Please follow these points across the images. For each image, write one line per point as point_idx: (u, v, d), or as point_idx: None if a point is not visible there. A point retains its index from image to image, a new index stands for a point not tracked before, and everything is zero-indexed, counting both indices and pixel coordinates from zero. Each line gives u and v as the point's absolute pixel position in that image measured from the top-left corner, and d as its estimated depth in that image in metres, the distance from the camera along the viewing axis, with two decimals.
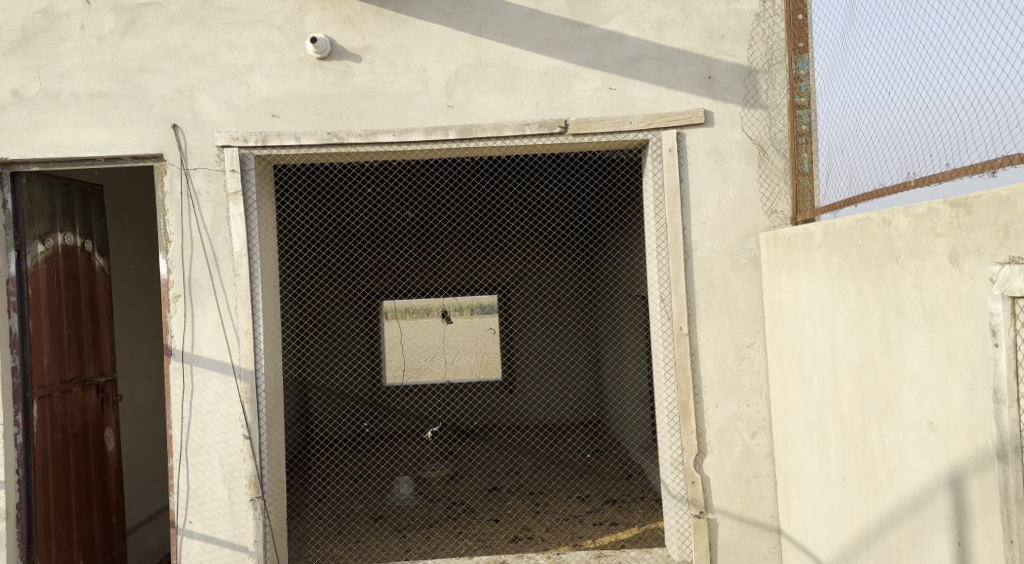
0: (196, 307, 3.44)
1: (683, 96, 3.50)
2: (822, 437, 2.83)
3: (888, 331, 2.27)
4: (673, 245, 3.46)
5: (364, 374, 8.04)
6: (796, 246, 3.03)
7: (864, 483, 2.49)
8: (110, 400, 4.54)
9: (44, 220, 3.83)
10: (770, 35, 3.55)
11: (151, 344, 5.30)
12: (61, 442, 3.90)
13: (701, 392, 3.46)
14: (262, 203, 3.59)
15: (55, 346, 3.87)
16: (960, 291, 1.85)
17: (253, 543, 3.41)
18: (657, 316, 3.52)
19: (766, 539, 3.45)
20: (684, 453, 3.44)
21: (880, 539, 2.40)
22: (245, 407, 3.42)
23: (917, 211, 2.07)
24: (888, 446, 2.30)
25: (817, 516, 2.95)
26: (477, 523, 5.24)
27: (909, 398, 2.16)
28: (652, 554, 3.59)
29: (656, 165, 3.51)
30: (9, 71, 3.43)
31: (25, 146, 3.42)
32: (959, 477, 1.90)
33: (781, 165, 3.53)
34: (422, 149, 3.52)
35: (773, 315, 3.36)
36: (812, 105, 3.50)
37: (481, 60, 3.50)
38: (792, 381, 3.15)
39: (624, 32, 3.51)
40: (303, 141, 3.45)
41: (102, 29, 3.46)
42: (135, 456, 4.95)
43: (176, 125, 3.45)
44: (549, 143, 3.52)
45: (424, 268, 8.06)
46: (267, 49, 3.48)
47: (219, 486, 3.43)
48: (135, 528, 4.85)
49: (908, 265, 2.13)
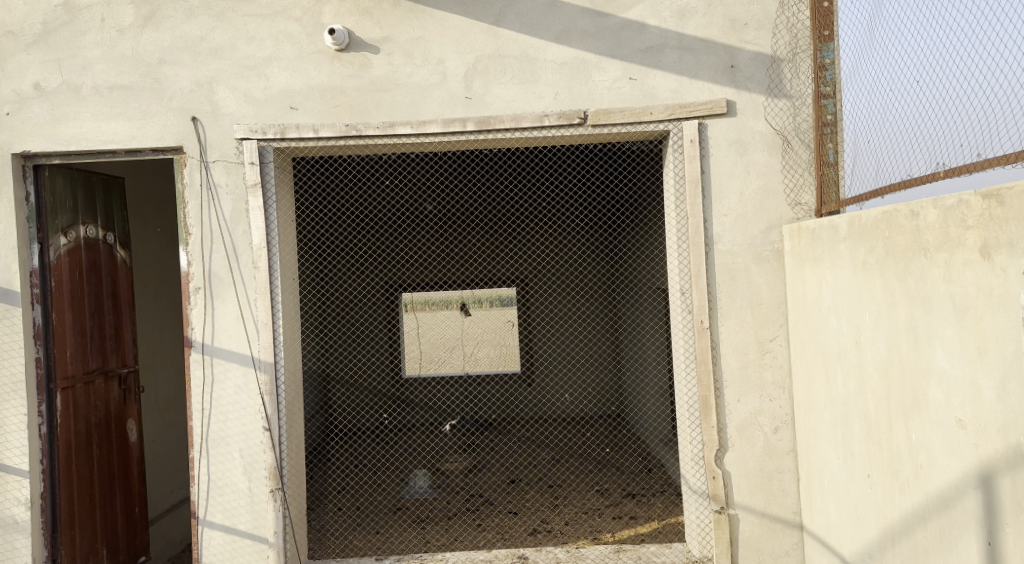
0: (216, 300, 3.46)
1: (704, 86, 3.44)
2: (846, 433, 2.78)
3: (915, 325, 2.21)
4: (694, 238, 3.41)
5: (383, 366, 8.08)
6: (820, 238, 2.97)
7: (889, 481, 2.44)
8: (131, 391, 4.58)
9: (66, 213, 3.87)
10: (794, 24, 3.48)
11: (172, 336, 5.35)
12: (83, 431, 3.94)
13: (722, 386, 3.42)
14: (281, 195, 3.59)
15: (77, 337, 3.92)
16: (992, 285, 1.80)
17: (273, 534, 3.43)
18: (677, 309, 3.47)
19: (788, 535, 3.41)
20: (704, 448, 3.40)
21: (905, 536, 2.35)
22: (265, 399, 3.43)
23: (948, 202, 2.02)
24: (915, 442, 2.25)
25: (840, 513, 2.90)
26: (496, 516, 5.23)
27: (937, 395, 2.11)
28: (672, 550, 3.58)
29: (676, 156, 3.45)
30: (31, 64, 3.46)
31: (47, 138, 3.44)
32: (990, 476, 1.85)
33: (805, 156, 3.46)
34: (439, 141, 3.50)
35: (797, 308, 3.30)
36: (839, 95, 3.43)
37: (499, 50, 3.47)
38: (816, 375, 3.10)
39: (645, 21, 3.45)
40: (321, 133, 3.44)
41: (122, 22, 3.47)
42: (158, 447, 5.02)
43: (195, 117, 3.45)
44: (568, 134, 3.48)
45: (443, 260, 7.99)
46: (285, 41, 3.47)
47: (239, 477, 3.45)
48: (158, 517, 4.93)
49: (936, 259, 2.08)
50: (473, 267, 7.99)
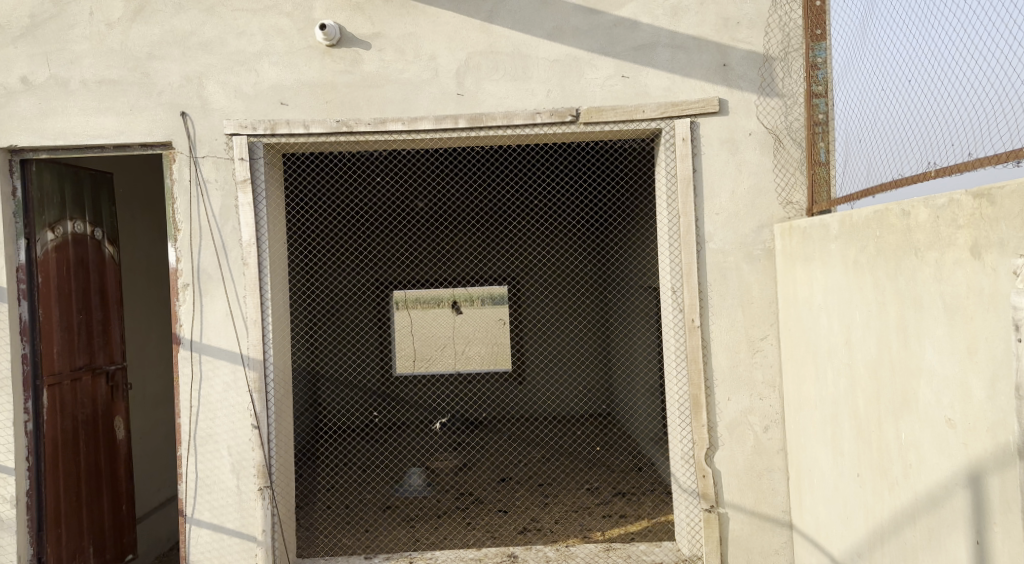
0: (205, 296, 3.43)
1: (695, 84, 3.43)
2: (836, 431, 2.79)
3: (905, 325, 2.22)
4: (685, 236, 3.41)
5: (373, 364, 8.06)
6: (811, 237, 2.97)
7: (879, 480, 2.44)
8: (120, 388, 4.55)
9: (54, 208, 3.83)
10: (787, 23, 3.47)
11: (161, 331, 5.32)
12: (71, 429, 3.91)
13: (712, 385, 3.41)
14: (271, 191, 3.57)
15: (64, 333, 3.88)
16: (982, 285, 1.80)
17: (261, 533, 3.40)
18: (669, 308, 3.47)
19: (777, 534, 3.41)
20: (695, 446, 3.40)
21: (894, 535, 2.36)
22: (254, 396, 3.41)
23: (938, 202, 2.02)
24: (904, 442, 2.25)
25: (830, 512, 2.91)
26: (485, 515, 5.21)
27: (927, 393, 2.10)
28: (662, 548, 3.58)
29: (668, 154, 3.45)
30: (18, 57, 3.42)
31: (34, 133, 3.40)
32: (979, 474, 1.85)
33: (797, 156, 3.47)
34: (431, 138, 3.48)
35: (788, 308, 3.30)
36: (830, 94, 3.45)
37: (491, 47, 3.45)
38: (806, 374, 3.10)
39: (637, 18, 3.44)
40: (312, 130, 3.42)
41: (111, 15, 3.44)
42: (146, 444, 4.99)
43: (184, 113, 3.43)
44: (560, 132, 3.48)
45: (436, 258, 8.00)
46: (275, 35, 3.45)
47: (227, 475, 3.43)
48: (145, 516, 4.88)
49: (927, 258, 2.08)
50: (465, 265, 7.98)
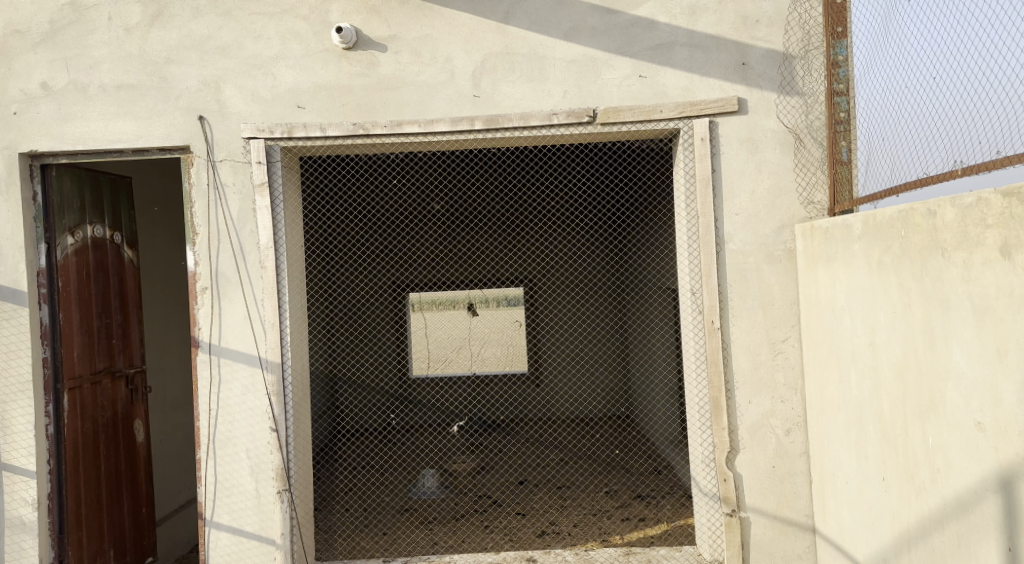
0: (223, 300, 3.44)
1: (714, 84, 3.40)
2: (860, 434, 2.74)
3: (932, 327, 2.17)
4: (705, 237, 3.37)
5: (389, 366, 8.08)
6: (833, 237, 2.93)
7: (905, 484, 2.40)
8: (139, 391, 4.58)
9: (73, 213, 3.85)
10: (807, 20, 3.43)
11: (179, 334, 5.33)
12: (91, 432, 3.93)
13: (733, 387, 3.37)
14: (288, 195, 3.58)
15: (84, 338, 3.90)
16: (1012, 285, 1.75)
17: (279, 536, 3.41)
18: (687, 309, 3.44)
19: (800, 538, 3.36)
20: (715, 450, 3.36)
21: (922, 540, 2.31)
22: (271, 399, 3.41)
23: (966, 200, 1.98)
24: (932, 445, 2.21)
25: (854, 516, 2.86)
26: (503, 517, 5.20)
27: (955, 397, 2.06)
28: (682, 552, 3.53)
29: (687, 154, 3.41)
30: (38, 63, 3.44)
31: (54, 138, 3.43)
32: (1011, 478, 1.80)
33: (818, 155, 3.42)
34: (447, 140, 3.47)
35: (809, 308, 3.25)
36: (852, 93, 3.38)
37: (508, 48, 3.44)
38: (828, 376, 3.06)
39: (655, 18, 3.41)
40: (329, 132, 3.42)
41: (129, 20, 3.46)
42: (165, 448, 5.00)
43: (202, 117, 3.44)
44: (577, 132, 3.46)
45: (451, 260, 7.98)
46: (292, 39, 3.45)
47: (245, 478, 3.43)
48: (165, 518, 4.91)
49: (954, 258, 2.04)
50: (480, 267, 7.97)
